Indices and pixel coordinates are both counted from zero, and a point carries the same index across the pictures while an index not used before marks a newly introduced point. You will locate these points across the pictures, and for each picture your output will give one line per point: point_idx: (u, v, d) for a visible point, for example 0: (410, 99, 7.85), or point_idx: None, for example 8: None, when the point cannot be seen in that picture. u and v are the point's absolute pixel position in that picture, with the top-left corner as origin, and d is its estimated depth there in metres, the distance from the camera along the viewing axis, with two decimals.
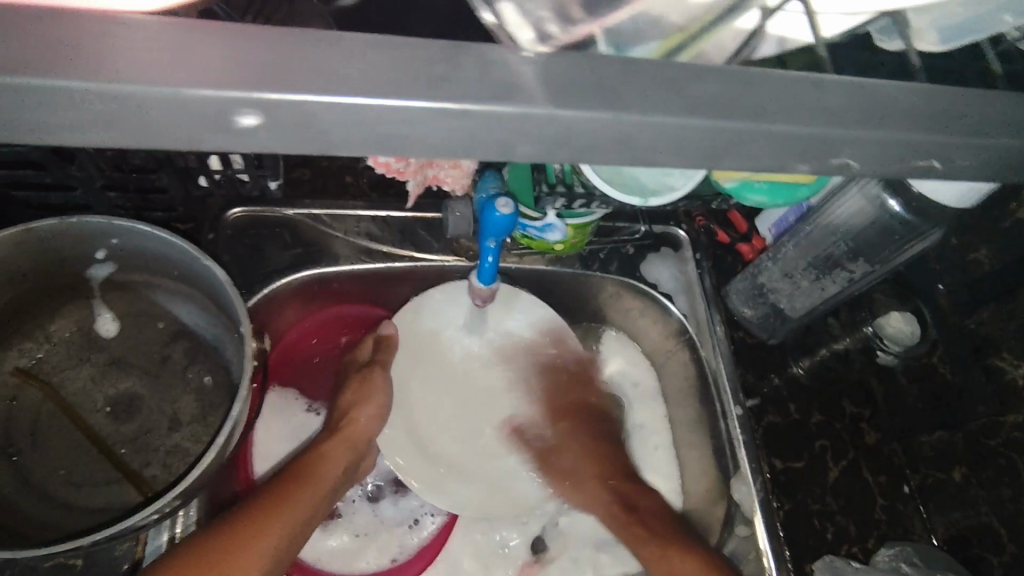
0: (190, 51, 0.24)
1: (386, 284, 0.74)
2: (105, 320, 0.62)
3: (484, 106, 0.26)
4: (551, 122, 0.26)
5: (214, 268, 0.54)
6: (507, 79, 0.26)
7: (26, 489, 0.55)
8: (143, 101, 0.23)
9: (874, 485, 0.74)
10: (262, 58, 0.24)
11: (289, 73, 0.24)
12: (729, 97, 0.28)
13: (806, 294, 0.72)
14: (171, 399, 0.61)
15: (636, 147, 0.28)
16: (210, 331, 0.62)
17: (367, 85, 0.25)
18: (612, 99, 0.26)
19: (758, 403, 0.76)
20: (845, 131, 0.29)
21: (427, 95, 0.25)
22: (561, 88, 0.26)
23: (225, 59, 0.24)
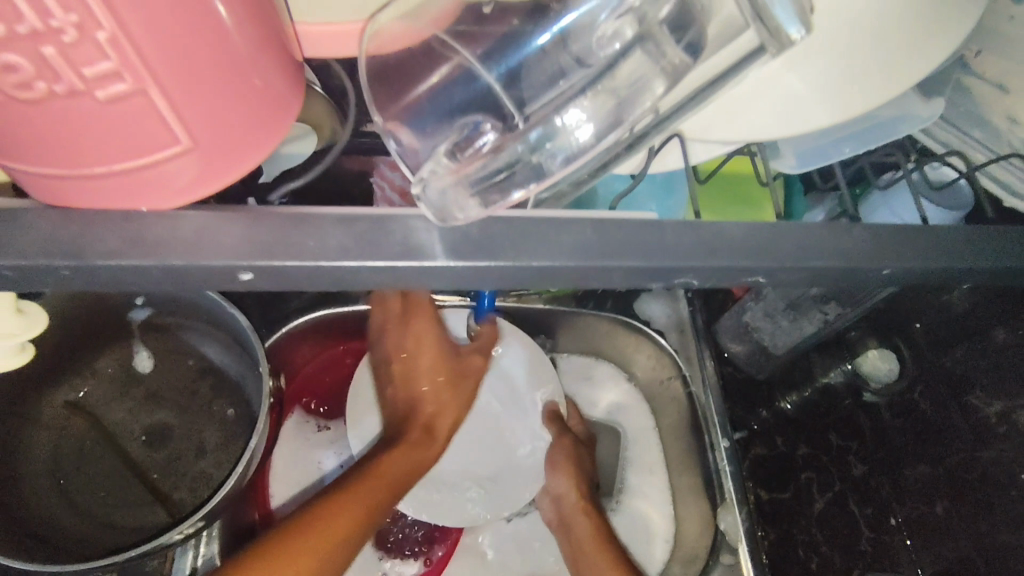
0: (213, 232, 0.29)
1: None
2: (142, 356, 0.69)
3: (437, 260, 0.30)
4: (503, 271, 0.30)
5: (237, 314, 0.62)
6: (422, 241, 0.30)
7: (70, 509, 0.62)
8: (160, 254, 0.29)
9: (861, 517, 0.76)
10: (265, 236, 0.29)
11: (284, 248, 0.29)
12: (652, 224, 0.31)
13: (787, 333, 0.75)
14: (199, 429, 0.67)
15: (574, 280, 0.31)
16: (234, 367, 0.68)
17: (342, 252, 0.29)
18: (551, 246, 0.30)
19: (746, 436, 0.81)
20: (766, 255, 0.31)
21: (391, 257, 0.30)
22: (505, 246, 0.30)
23: (238, 237, 0.29)
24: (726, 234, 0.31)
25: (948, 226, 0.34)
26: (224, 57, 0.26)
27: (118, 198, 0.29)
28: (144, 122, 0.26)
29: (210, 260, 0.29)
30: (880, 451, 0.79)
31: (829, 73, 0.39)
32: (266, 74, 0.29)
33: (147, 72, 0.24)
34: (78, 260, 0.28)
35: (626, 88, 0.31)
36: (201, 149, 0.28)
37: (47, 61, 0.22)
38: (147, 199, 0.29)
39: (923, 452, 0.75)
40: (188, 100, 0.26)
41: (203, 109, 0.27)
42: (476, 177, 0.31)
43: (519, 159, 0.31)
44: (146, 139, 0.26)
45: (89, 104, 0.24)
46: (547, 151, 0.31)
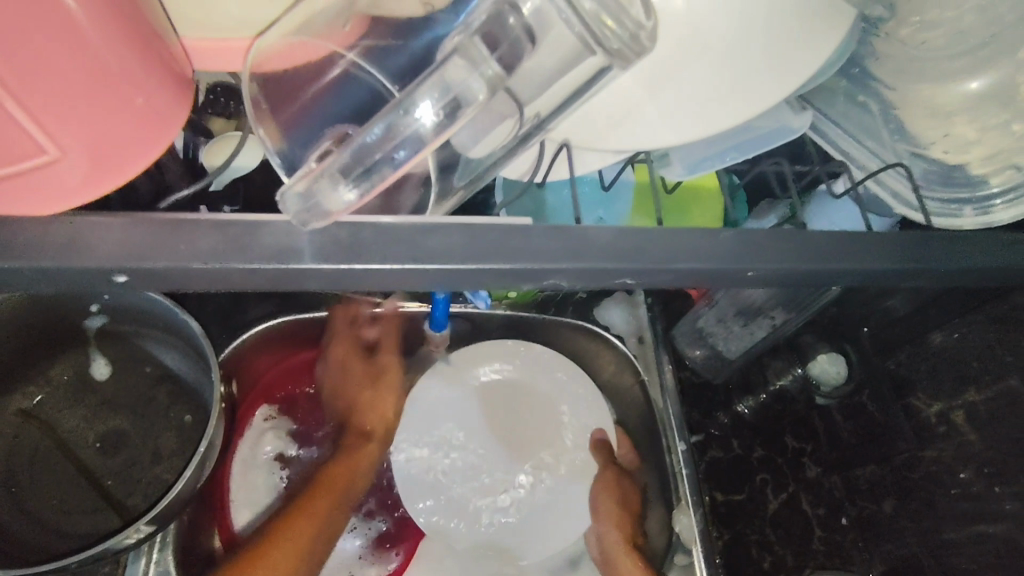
0: (102, 235, 0.30)
1: (353, 329, 0.79)
2: (98, 364, 0.69)
3: (324, 262, 0.30)
4: (389, 273, 0.31)
5: (189, 322, 0.62)
6: (294, 243, 0.31)
7: (19, 516, 0.62)
8: (60, 260, 0.29)
9: (813, 517, 0.78)
10: (149, 238, 0.30)
11: (169, 249, 0.30)
12: (516, 240, 0.32)
13: (738, 338, 0.77)
14: (155, 435, 0.68)
15: (461, 283, 0.32)
16: (191, 374, 0.69)
17: (225, 253, 0.30)
18: (439, 250, 0.31)
19: (703, 439, 0.81)
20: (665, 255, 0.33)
21: (273, 259, 0.30)
22: (388, 247, 0.31)
23: (123, 238, 0.30)
24: (596, 239, 0.32)
25: (851, 232, 0.35)
26: (97, 64, 0.27)
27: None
28: (11, 132, 0.26)
29: (102, 263, 0.29)
30: (831, 453, 0.80)
31: (711, 71, 0.38)
32: (150, 91, 0.30)
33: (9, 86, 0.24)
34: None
35: (455, 81, 0.30)
36: (71, 158, 0.29)
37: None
38: (15, 201, 0.29)
39: (870, 454, 0.77)
40: (54, 112, 0.27)
41: (71, 117, 0.27)
42: (338, 165, 0.31)
43: (368, 150, 0.30)
44: (13, 147, 0.27)
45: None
46: (396, 140, 0.30)
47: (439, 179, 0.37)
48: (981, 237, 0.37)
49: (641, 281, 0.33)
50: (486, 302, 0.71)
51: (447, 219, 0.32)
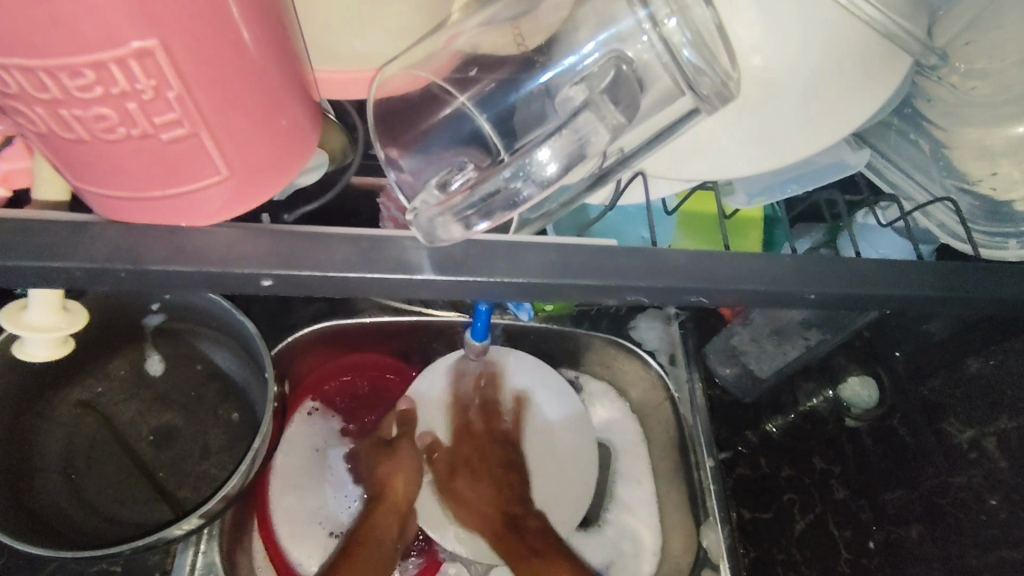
0: (235, 247, 0.33)
1: (395, 335, 0.82)
2: (153, 361, 0.72)
3: (437, 275, 0.33)
4: (485, 287, 0.34)
5: (246, 323, 0.66)
6: (409, 259, 0.34)
7: (79, 503, 0.66)
8: (192, 269, 0.32)
9: (840, 539, 0.78)
10: (279, 249, 0.33)
11: (296, 260, 0.33)
12: (601, 260, 0.34)
13: (772, 358, 0.78)
14: (204, 431, 0.71)
15: (546, 296, 0.34)
16: (241, 374, 0.72)
17: (346, 265, 0.33)
18: (533, 266, 0.34)
19: (731, 456, 0.83)
20: (729, 275, 0.35)
21: (387, 270, 0.33)
22: (489, 263, 0.34)
23: (255, 249, 0.33)
24: (669, 260, 0.35)
25: (897, 262, 0.37)
26: (267, 93, 0.29)
27: (155, 216, 0.31)
28: (192, 159, 0.28)
29: (216, 265, 0.32)
30: (861, 475, 0.80)
31: (784, 116, 0.40)
32: (291, 112, 0.31)
33: (202, 117, 0.27)
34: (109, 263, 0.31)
35: (587, 132, 0.32)
36: (232, 181, 0.31)
37: (130, 108, 0.25)
38: (182, 216, 0.31)
39: (901, 476, 0.77)
40: (230, 137, 0.28)
41: (238, 144, 0.29)
42: (469, 197, 0.33)
43: (499, 188, 0.33)
44: (191, 170, 0.29)
45: (156, 144, 0.27)
46: (524, 178, 0.32)
47: None
48: (1022, 268, 0.39)
49: (701, 300, 0.36)
50: (527, 313, 0.74)
51: (539, 239, 0.35)
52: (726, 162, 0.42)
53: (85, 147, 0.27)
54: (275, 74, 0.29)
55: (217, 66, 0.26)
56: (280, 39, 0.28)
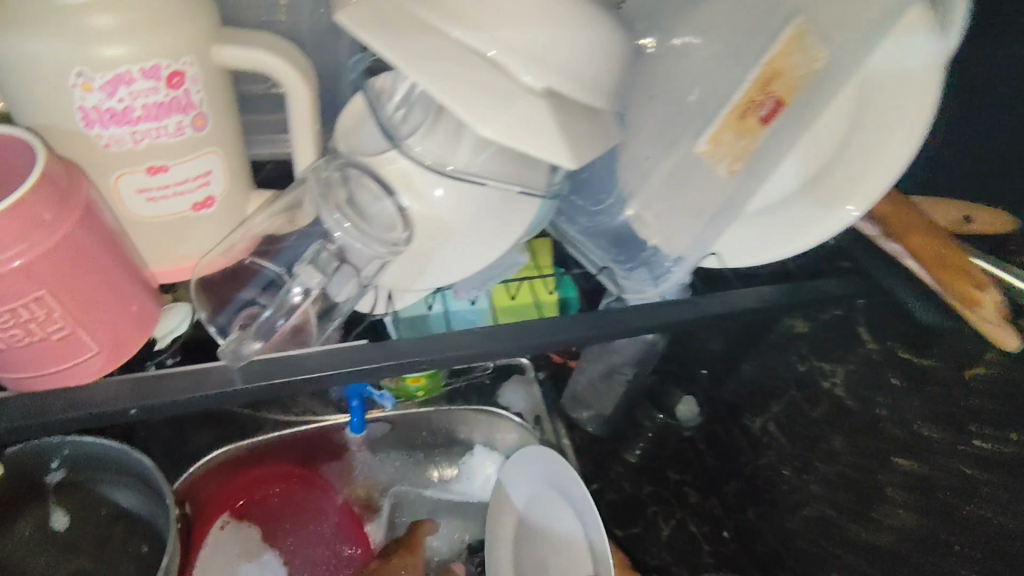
0: (106, 397, 0.43)
1: (297, 445, 0.93)
2: (58, 515, 0.78)
3: (250, 385, 0.44)
4: (295, 384, 0.45)
5: (142, 458, 0.74)
6: (231, 377, 0.44)
7: None
8: (74, 418, 0.42)
9: (699, 535, 0.92)
10: (138, 391, 0.43)
11: (154, 395, 0.43)
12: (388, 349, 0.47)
13: (605, 394, 0.97)
14: (114, 568, 0.78)
15: (346, 382, 0.46)
16: (144, 508, 0.79)
17: (191, 391, 0.44)
18: (327, 363, 0.45)
19: (600, 486, 0.96)
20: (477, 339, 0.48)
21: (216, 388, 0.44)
22: (293, 369, 0.45)
23: (120, 394, 0.43)
24: (436, 339, 0.48)
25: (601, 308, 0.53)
26: (126, 292, 0.40)
27: (43, 383, 0.41)
28: (72, 349, 0.39)
29: (95, 406, 0.43)
30: (704, 476, 0.97)
31: (469, 242, 0.43)
32: (142, 300, 0.42)
33: (79, 323, 0.38)
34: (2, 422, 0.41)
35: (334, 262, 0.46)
36: (102, 358, 0.42)
37: (31, 329, 0.37)
38: (64, 381, 0.42)
39: (730, 470, 0.95)
40: (102, 327, 0.40)
41: (107, 330, 0.40)
42: (252, 330, 0.46)
43: (269, 318, 0.46)
44: (75, 354, 0.40)
45: (48, 343, 0.38)
46: (285, 308, 0.47)
47: (318, 321, 0.48)
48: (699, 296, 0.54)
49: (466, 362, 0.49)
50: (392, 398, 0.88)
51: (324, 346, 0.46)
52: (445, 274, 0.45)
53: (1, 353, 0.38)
54: (133, 282, 0.41)
55: (91, 295, 0.38)
56: (129, 255, 0.40)
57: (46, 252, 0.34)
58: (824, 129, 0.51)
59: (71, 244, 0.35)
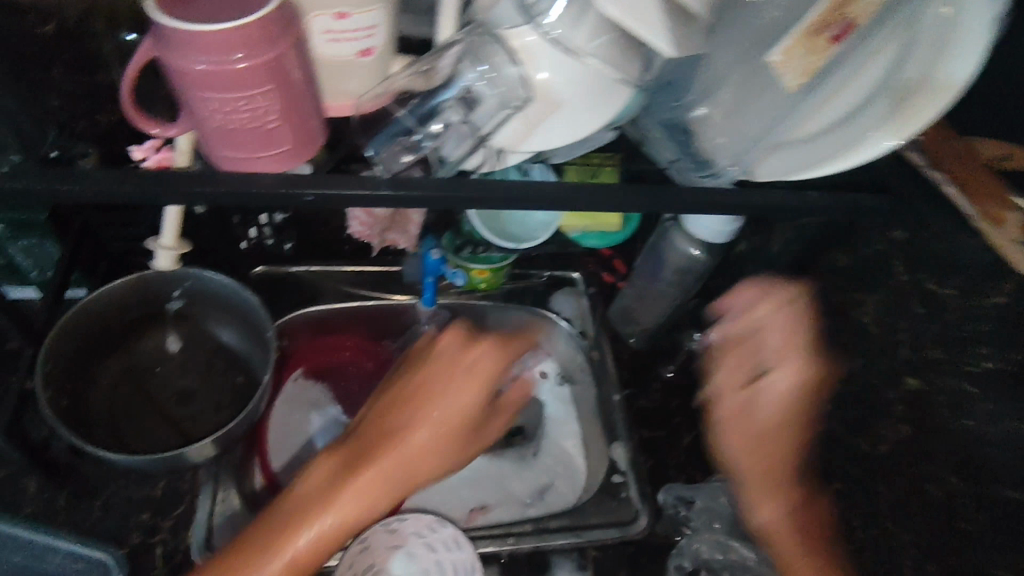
0: (257, 174, 0.51)
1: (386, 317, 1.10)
2: (172, 340, 0.93)
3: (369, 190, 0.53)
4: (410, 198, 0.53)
5: (249, 297, 0.87)
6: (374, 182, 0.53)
7: (118, 442, 0.85)
8: (242, 193, 0.51)
9: (715, 445, 1.04)
10: (285, 177, 0.51)
11: (303, 187, 0.51)
12: (516, 192, 0.56)
13: (652, 311, 1.10)
14: (216, 390, 0.93)
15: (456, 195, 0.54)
16: (244, 346, 0.94)
17: (330, 187, 0.52)
18: (452, 188, 0.54)
19: (633, 392, 1.08)
20: (568, 203, 0.58)
21: (345, 187, 0.52)
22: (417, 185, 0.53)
23: (273, 180, 0.51)
24: (544, 190, 0.57)
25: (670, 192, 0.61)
26: (304, 104, 0.49)
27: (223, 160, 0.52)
28: (262, 139, 0.49)
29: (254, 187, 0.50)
30: (728, 397, 1.08)
31: (584, 108, 0.54)
32: (313, 114, 0.51)
33: (277, 114, 0.48)
34: (190, 187, 0.50)
35: (458, 109, 0.56)
36: (280, 156, 0.51)
37: (234, 109, 0.46)
38: (237, 167, 0.52)
39: None
40: (288, 122, 0.49)
41: (290, 126, 0.50)
42: (394, 145, 0.57)
43: (403, 140, 0.57)
44: (265, 142, 0.49)
45: (248, 125, 0.48)
46: (416, 139, 0.57)
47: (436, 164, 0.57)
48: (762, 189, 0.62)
49: (564, 209, 0.58)
50: (461, 278, 0.95)
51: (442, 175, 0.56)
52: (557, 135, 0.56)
53: (207, 121, 0.48)
54: (311, 99, 0.50)
55: (290, 99, 0.48)
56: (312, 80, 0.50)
57: (263, 53, 0.44)
58: (851, 79, 0.59)
59: (283, 52, 0.45)
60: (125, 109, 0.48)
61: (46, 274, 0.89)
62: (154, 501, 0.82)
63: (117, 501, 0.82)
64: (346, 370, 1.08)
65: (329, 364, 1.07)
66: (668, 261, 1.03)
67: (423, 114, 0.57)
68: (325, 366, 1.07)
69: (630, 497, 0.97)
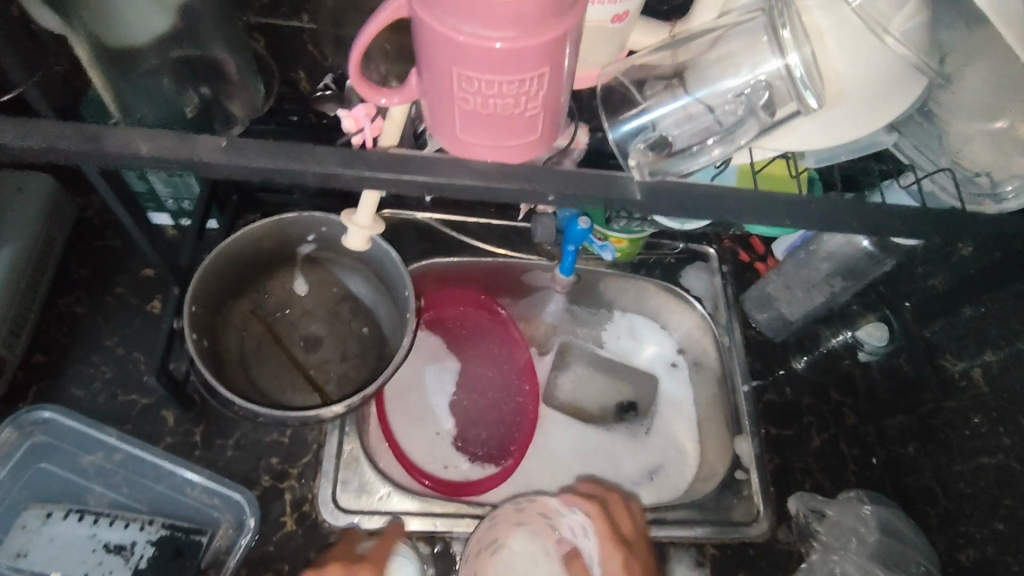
0: (489, 168, 0.47)
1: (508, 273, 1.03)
2: (301, 282, 0.91)
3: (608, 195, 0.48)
4: (652, 205, 0.49)
5: (387, 252, 0.83)
6: (619, 186, 0.49)
7: (251, 386, 0.85)
8: (467, 187, 0.47)
9: (848, 454, 0.97)
10: (517, 172, 0.47)
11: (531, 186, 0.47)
12: (754, 199, 0.50)
13: (801, 303, 0.98)
14: (343, 339, 0.91)
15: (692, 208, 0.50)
16: (373, 296, 0.91)
17: (560, 188, 0.47)
18: (691, 197, 0.49)
19: (762, 385, 1.01)
20: (806, 221, 0.51)
21: (575, 189, 0.48)
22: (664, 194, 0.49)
23: (501, 173, 0.47)
24: (781, 201, 0.51)
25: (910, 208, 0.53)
26: (562, 91, 0.42)
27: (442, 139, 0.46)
28: (515, 126, 0.43)
29: (478, 174, 0.46)
30: (869, 404, 0.99)
31: (851, 110, 0.49)
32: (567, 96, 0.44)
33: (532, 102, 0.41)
34: (412, 173, 0.46)
35: (723, 104, 0.51)
36: (520, 147, 0.45)
37: (508, 93, 0.40)
38: (465, 152, 0.46)
39: (902, 404, 0.94)
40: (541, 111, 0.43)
41: (543, 116, 0.43)
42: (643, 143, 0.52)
43: (654, 137, 0.52)
44: (510, 130, 0.43)
45: (503, 112, 0.42)
46: (665, 135, 0.52)
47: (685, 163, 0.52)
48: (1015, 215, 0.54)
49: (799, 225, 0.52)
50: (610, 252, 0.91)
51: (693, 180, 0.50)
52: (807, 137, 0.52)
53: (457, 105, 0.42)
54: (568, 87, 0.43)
55: (557, 88, 0.42)
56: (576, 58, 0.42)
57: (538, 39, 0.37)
58: None
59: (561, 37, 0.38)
60: (355, 85, 0.42)
61: (183, 204, 0.86)
62: (280, 448, 0.82)
63: (248, 442, 0.82)
64: (461, 325, 1.04)
65: (445, 318, 1.04)
66: (818, 248, 0.90)
67: (675, 110, 0.52)
68: (441, 319, 1.04)
69: (751, 498, 0.92)
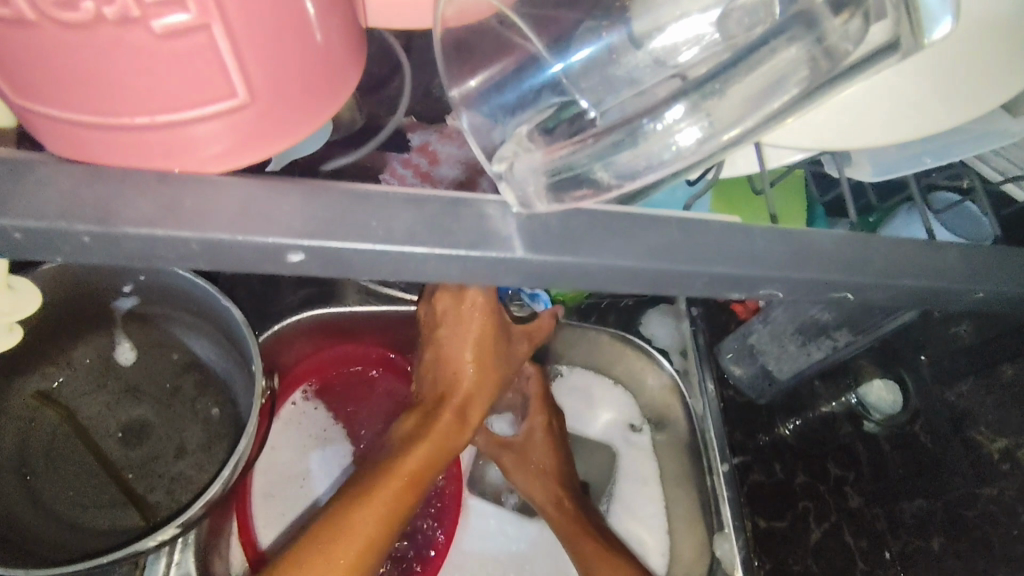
0: (226, 207, 0.32)
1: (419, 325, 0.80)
2: (124, 348, 0.67)
3: (486, 252, 0.33)
4: (545, 265, 0.34)
5: (231, 309, 0.59)
6: (507, 235, 0.34)
7: (34, 508, 0.59)
8: (213, 241, 0.31)
9: (856, 549, 0.74)
10: (238, 214, 0.32)
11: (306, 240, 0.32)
12: (685, 252, 0.35)
13: (792, 359, 0.75)
14: (180, 428, 0.65)
15: (609, 279, 0.35)
16: (221, 364, 0.66)
17: (308, 229, 0.32)
18: (603, 242, 0.34)
19: (745, 461, 0.79)
20: (789, 278, 0.36)
21: (423, 243, 0.32)
22: (551, 240, 0.34)
23: (244, 217, 0.32)
24: (761, 254, 0.36)
25: (933, 249, 0.40)
26: (281, 17, 0.29)
27: (56, 140, 0.32)
28: (180, 91, 0.29)
29: (209, 215, 0.32)
30: (876, 483, 0.77)
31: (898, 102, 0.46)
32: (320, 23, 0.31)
33: (215, 15, 0.27)
34: (128, 218, 0.31)
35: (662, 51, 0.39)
36: (256, 121, 0.32)
37: (133, 14, 0.25)
38: (164, 152, 0.31)
39: (923, 484, 0.74)
40: (251, 48, 0.29)
41: (262, 58, 0.30)
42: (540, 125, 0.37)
43: (548, 108, 0.38)
44: (208, 89, 0.29)
45: (149, 37, 0.26)
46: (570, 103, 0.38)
47: (613, 145, 0.35)
48: None
49: (789, 293, 0.38)
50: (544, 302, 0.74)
51: (618, 211, 0.35)
52: (844, 135, 0.46)
53: (47, 40, 0.26)
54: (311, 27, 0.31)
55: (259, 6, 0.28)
56: None
57: None
58: None
59: None
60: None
61: None
62: None
63: None
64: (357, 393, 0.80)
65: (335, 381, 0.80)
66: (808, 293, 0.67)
67: (576, 72, 0.39)
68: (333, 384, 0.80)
69: None
